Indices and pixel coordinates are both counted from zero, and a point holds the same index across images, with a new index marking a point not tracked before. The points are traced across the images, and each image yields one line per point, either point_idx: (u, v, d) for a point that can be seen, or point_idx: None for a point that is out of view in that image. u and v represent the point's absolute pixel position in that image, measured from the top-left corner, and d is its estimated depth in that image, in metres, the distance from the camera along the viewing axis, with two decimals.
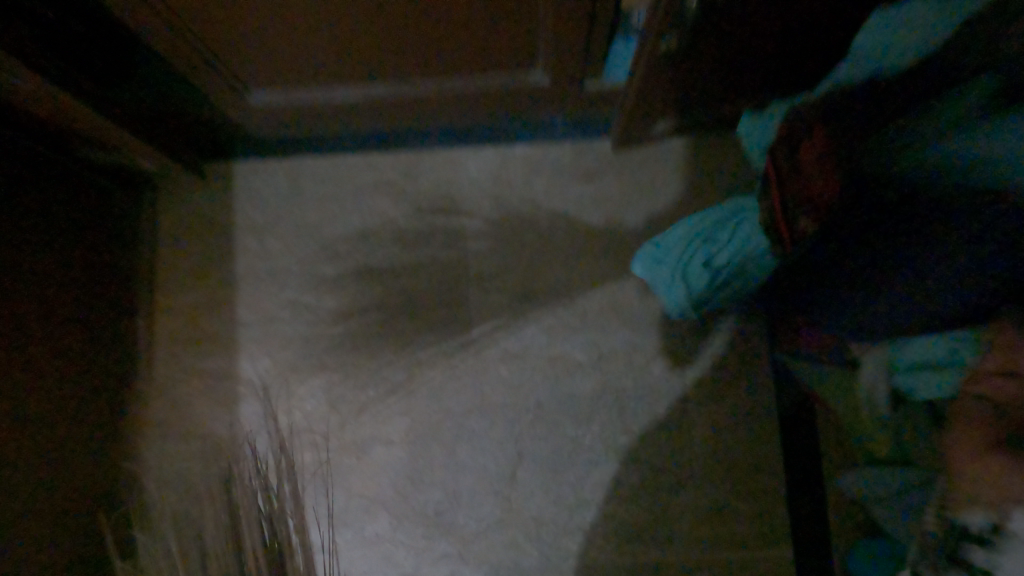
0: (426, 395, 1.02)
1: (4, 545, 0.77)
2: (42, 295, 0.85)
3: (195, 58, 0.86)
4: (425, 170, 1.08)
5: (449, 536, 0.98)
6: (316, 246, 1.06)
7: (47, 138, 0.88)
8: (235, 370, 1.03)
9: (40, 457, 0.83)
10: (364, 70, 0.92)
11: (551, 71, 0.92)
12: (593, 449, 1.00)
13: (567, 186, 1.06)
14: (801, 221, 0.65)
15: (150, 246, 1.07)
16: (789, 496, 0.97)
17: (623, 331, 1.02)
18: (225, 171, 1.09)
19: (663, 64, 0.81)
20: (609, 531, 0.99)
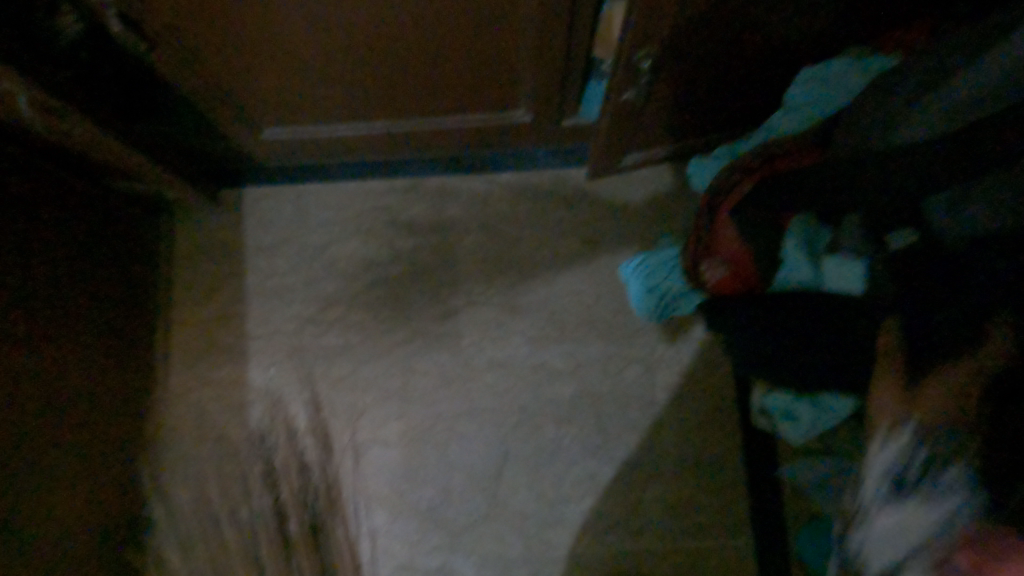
0: (420, 400, 1.11)
1: (48, 539, 0.85)
2: (83, 316, 0.94)
3: (217, 100, 0.94)
4: (419, 195, 1.18)
5: (441, 529, 1.07)
6: (319, 264, 1.16)
7: (84, 172, 0.96)
8: (244, 377, 1.12)
9: (79, 459, 0.92)
10: (368, 107, 1.00)
11: (534, 106, 1.00)
12: (572, 449, 1.08)
13: (548, 210, 1.16)
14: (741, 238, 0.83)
15: (168, 267, 1.16)
16: (752, 492, 1.05)
17: (598, 341, 1.11)
18: (234, 197, 1.19)
19: (627, 106, 0.89)
20: (590, 527, 1.05)
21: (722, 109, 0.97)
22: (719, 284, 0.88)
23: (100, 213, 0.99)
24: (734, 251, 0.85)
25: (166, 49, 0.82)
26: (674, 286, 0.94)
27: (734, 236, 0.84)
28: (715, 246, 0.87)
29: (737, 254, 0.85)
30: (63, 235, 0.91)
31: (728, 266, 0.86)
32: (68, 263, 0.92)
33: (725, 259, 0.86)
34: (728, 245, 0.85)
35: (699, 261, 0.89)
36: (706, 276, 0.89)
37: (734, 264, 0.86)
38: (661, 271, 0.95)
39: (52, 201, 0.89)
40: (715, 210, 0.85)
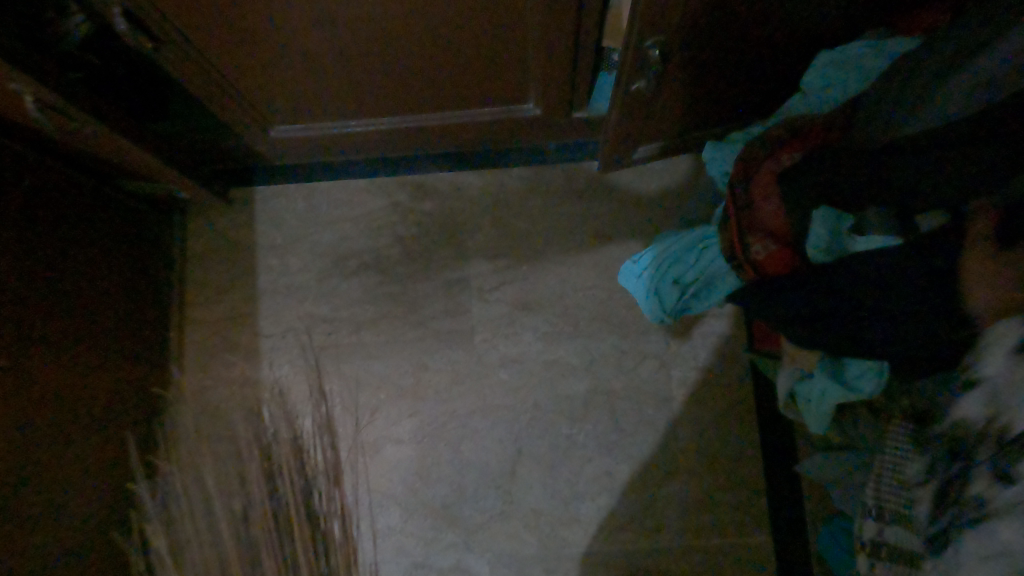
0: (433, 398, 1.10)
1: (63, 539, 0.86)
2: (96, 316, 0.95)
3: (225, 100, 0.94)
4: (430, 192, 1.17)
5: (455, 527, 1.06)
6: (331, 262, 1.16)
7: (95, 173, 0.96)
8: (258, 376, 1.12)
9: (93, 459, 0.93)
10: (376, 103, 1.00)
11: (543, 99, 0.99)
12: (587, 446, 1.07)
13: (561, 205, 1.15)
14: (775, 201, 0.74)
15: (182, 267, 1.17)
16: (771, 488, 1.03)
17: (612, 336, 1.10)
18: (245, 196, 1.19)
19: (638, 97, 0.87)
20: (606, 525, 1.04)
21: (735, 97, 0.94)
22: (767, 261, 0.75)
23: (110, 215, 1.00)
24: (773, 222, 0.74)
25: (171, 49, 0.82)
26: (701, 273, 0.89)
27: (778, 204, 0.74)
28: (757, 217, 0.76)
29: (775, 220, 0.74)
30: (75, 236, 0.92)
31: (772, 238, 0.74)
32: (80, 264, 0.92)
33: (767, 229, 0.75)
34: (766, 215, 0.75)
35: (743, 235, 0.77)
36: (752, 253, 0.76)
37: (777, 234, 0.74)
38: (685, 259, 0.90)
39: (63, 203, 0.90)
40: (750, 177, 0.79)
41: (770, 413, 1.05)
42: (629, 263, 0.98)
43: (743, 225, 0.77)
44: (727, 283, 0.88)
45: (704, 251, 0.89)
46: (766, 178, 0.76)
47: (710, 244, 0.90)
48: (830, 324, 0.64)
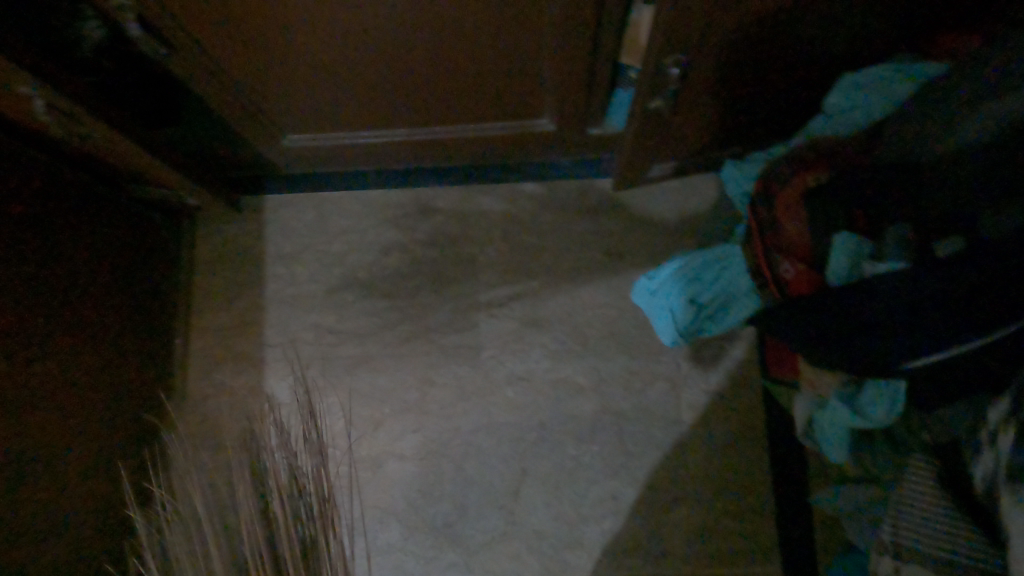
0: (437, 413, 1.09)
1: (55, 547, 0.85)
2: (98, 321, 0.94)
3: (239, 107, 0.93)
4: (442, 205, 1.16)
5: (456, 546, 1.04)
6: (339, 272, 1.15)
7: (104, 176, 0.96)
8: (262, 385, 1.11)
9: (89, 467, 0.91)
10: (389, 114, 0.99)
11: (558, 114, 0.97)
12: (592, 468, 1.05)
13: (573, 221, 1.14)
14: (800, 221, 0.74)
15: (189, 273, 1.16)
16: (782, 518, 1.00)
17: (622, 356, 1.08)
18: (256, 204, 1.18)
19: (654, 115, 0.86)
20: (610, 550, 1.02)
21: (753, 118, 0.93)
22: (793, 281, 0.74)
23: (118, 219, 0.99)
24: (796, 244, 0.74)
25: (186, 55, 0.81)
26: (721, 293, 0.89)
27: (801, 223, 0.74)
28: (781, 238, 0.76)
29: (799, 240, 0.74)
30: (82, 239, 0.91)
31: (796, 258, 0.74)
32: (86, 268, 0.91)
33: (790, 249, 0.75)
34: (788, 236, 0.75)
35: (770, 256, 0.77)
36: (780, 272, 0.75)
37: (800, 256, 0.74)
38: (705, 278, 0.89)
39: (71, 207, 0.89)
40: (772, 198, 0.79)
41: (782, 441, 1.03)
42: (643, 281, 0.92)
43: (768, 245, 0.78)
44: (747, 302, 0.88)
45: (724, 270, 0.89)
46: (789, 198, 0.76)
47: (729, 264, 0.89)
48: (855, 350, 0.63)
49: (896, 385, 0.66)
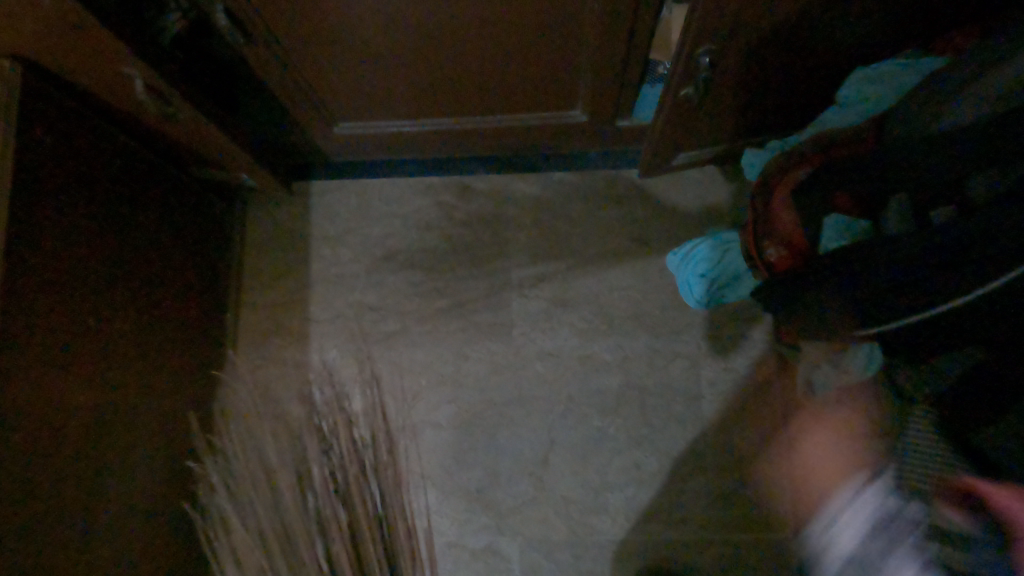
0: (471, 386, 1.16)
1: (126, 492, 0.93)
2: (163, 289, 1.02)
3: (299, 95, 1.01)
4: (476, 192, 1.24)
5: (488, 509, 1.11)
6: (379, 254, 1.22)
7: (173, 157, 1.04)
8: (307, 358, 1.19)
9: (153, 423, 0.99)
10: (433, 104, 1.06)
11: (590, 106, 1.05)
12: (616, 438, 1.12)
13: (599, 209, 1.21)
14: (786, 206, 0.75)
15: (241, 252, 1.24)
16: (793, 486, 1.07)
17: (646, 335, 1.15)
18: (304, 189, 1.26)
19: (682, 104, 0.93)
20: (631, 514, 1.09)
21: (769, 113, 1.00)
22: (779, 263, 0.75)
23: (183, 198, 1.08)
24: (787, 229, 0.75)
25: (258, 47, 0.90)
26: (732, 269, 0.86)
27: (791, 215, 0.74)
28: (772, 226, 0.76)
29: (791, 228, 0.74)
30: (153, 215, 1.00)
31: (783, 242, 0.75)
32: (157, 242, 1.00)
33: (783, 238, 0.75)
34: (779, 222, 0.75)
35: (759, 241, 0.77)
36: (767, 256, 0.76)
37: (792, 246, 0.74)
38: (710, 257, 0.88)
39: (144, 184, 0.98)
40: (771, 189, 0.79)
41: (796, 417, 1.09)
42: (670, 257, 0.94)
43: (758, 233, 0.77)
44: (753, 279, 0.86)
45: (728, 250, 0.87)
46: (782, 187, 0.77)
47: (732, 243, 0.87)
48: (833, 320, 0.67)
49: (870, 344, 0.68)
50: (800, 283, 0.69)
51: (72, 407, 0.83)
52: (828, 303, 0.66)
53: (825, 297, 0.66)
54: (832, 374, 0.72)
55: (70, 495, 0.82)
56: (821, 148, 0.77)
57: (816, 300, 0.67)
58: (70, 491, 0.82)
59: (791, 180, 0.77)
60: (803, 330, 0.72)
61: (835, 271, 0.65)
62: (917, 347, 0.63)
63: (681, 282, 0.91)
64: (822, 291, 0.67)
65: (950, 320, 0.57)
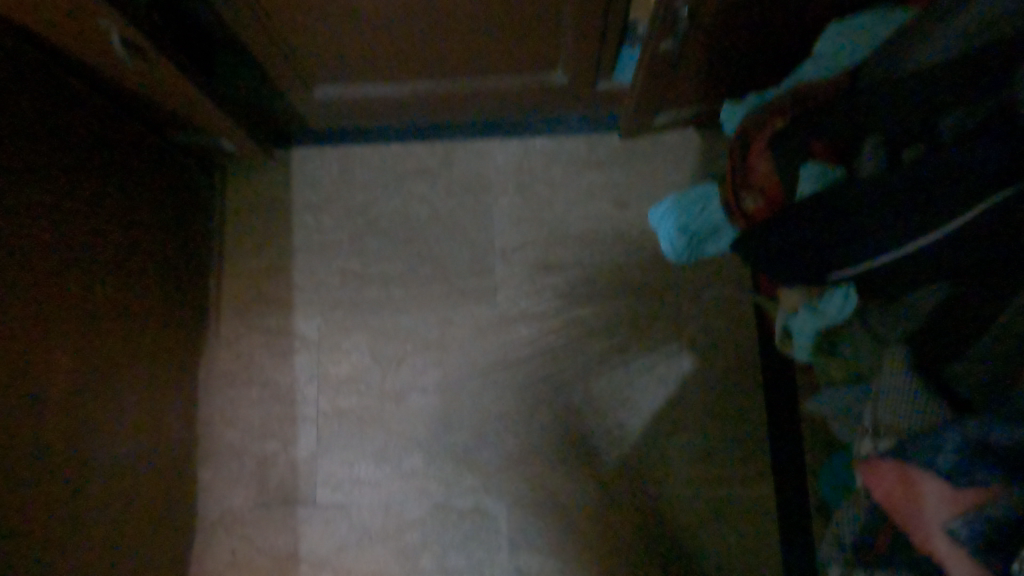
0: (456, 350, 1.17)
1: (113, 458, 0.93)
2: (143, 253, 1.01)
3: (278, 58, 1.00)
4: (459, 159, 1.24)
5: (475, 471, 1.13)
6: (362, 221, 1.22)
7: (148, 118, 1.03)
8: (292, 325, 1.19)
9: (138, 386, 0.99)
10: (414, 68, 1.06)
11: (571, 69, 1.05)
12: (600, 399, 1.13)
13: (581, 174, 1.22)
14: (758, 161, 0.76)
15: (221, 221, 1.24)
16: (774, 440, 1.10)
17: (628, 298, 1.16)
18: (285, 158, 1.26)
19: (662, 63, 0.94)
20: (616, 472, 1.11)
21: (744, 78, 1.01)
22: (755, 213, 0.79)
23: (157, 162, 1.06)
24: (763, 182, 0.75)
25: (236, 8, 0.89)
26: (712, 221, 0.88)
27: (767, 166, 0.75)
28: (748, 179, 0.78)
29: (765, 180, 0.75)
30: (128, 179, 0.98)
31: (760, 192, 0.77)
32: (133, 206, 0.99)
33: (760, 189, 0.76)
34: (756, 176, 0.76)
35: (736, 191, 0.80)
36: (745, 206, 0.80)
37: (769, 197, 0.75)
38: (689, 212, 0.90)
39: (117, 147, 0.96)
40: (748, 143, 0.80)
41: (775, 373, 1.12)
42: (651, 212, 0.95)
43: (735, 184, 0.80)
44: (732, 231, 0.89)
45: (708, 202, 0.89)
46: (759, 140, 0.78)
47: (712, 195, 0.89)
48: (807, 264, 0.68)
49: (847, 284, 0.69)
50: (773, 237, 0.71)
51: (62, 372, 0.83)
52: (802, 247, 0.68)
53: (799, 241, 0.68)
54: (810, 319, 0.73)
55: (59, 456, 0.82)
56: (798, 98, 0.78)
57: (792, 246, 0.69)
58: (61, 453, 0.82)
59: (766, 134, 0.78)
60: (782, 278, 0.73)
61: (812, 216, 0.67)
62: (894, 282, 0.65)
63: (662, 237, 0.91)
64: (798, 237, 0.69)
65: (923, 257, 0.59)
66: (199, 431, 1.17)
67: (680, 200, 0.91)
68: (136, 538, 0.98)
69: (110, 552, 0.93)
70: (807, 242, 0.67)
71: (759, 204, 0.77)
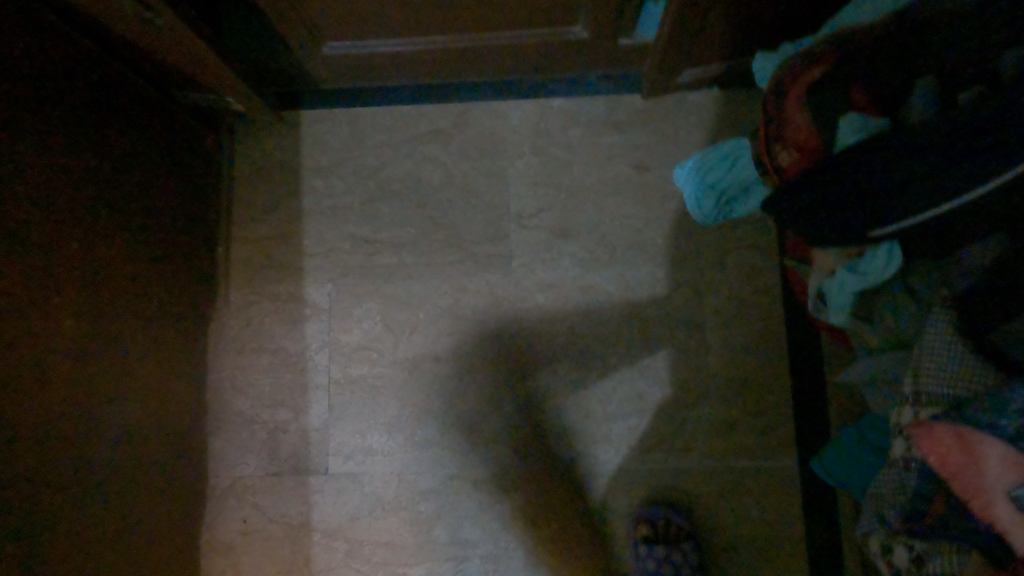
0: (471, 318, 1.13)
1: (124, 424, 0.91)
2: (149, 214, 0.98)
3: (284, 11, 0.96)
4: (473, 120, 1.19)
5: (490, 442, 1.10)
6: (374, 184, 1.19)
7: (152, 75, 1.00)
8: (303, 292, 1.17)
9: (147, 352, 0.97)
10: (426, 24, 1.01)
11: (590, 23, 1.00)
12: (619, 369, 1.10)
13: (600, 136, 1.17)
14: (793, 111, 0.70)
15: (230, 185, 1.20)
16: (798, 412, 1.06)
17: (648, 265, 1.12)
18: (293, 119, 1.21)
19: (689, 14, 0.88)
20: (635, 444, 1.08)
21: (776, 31, 0.96)
22: (790, 167, 0.73)
23: (159, 120, 1.02)
24: (797, 133, 0.70)
25: None
26: (742, 178, 0.84)
27: (804, 116, 0.69)
28: (781, 129, 0.72)
29: (800, 131, 0.69)
30: (129, 136, 0.95)
31: (793, 145, 0.71)
32: (135, 165, 0.96)
33: (792, 139, 0.71)
34: (790, 126, 0.70)
35: (770, 144, 0.74)
36: (779, 160, 0.74)
37: (802, 149, 0.70)
38: (718, 168, 0.85)
39: (116, 101, 0.92)
40: (781, 89, 0.73)
41: (800, 342, 1.08)
42: (677, 170, 0.91)
43: (770, 136, 0.74)
44: (764, 188, 0.84)
45: (738, 158, 0.84)
46: (795, 87, 0.71)
47: (743, 150, 0.84)
48: (850, 219, 0.64)
49: (889, 243, 0.65)
50: (813, 190, 0.67)
51: (71, 333, 0.81)
52: (838, 201, 0.64)
53: (836, 194, 0.64)
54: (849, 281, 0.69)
55: (70, 420, 0.80)
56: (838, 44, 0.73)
57: (828, 200, 0.65)
58: (70, 417, 0.80)
59: (803, 79, 0.71)
60: (817, 236, 0.69)
61: (849, 166, 0.63)
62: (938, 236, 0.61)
63: (689, 197, 0.88)
64: (833, 190, 0.64)
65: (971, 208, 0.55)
66: (209, 400, 1.15)
67: (708, 157, 0.87)
68: (146, 509, 0.97)
69: (123, 520, 0.92)
70: (844, 196, 0.63)
71: (794, 157, 0.71)
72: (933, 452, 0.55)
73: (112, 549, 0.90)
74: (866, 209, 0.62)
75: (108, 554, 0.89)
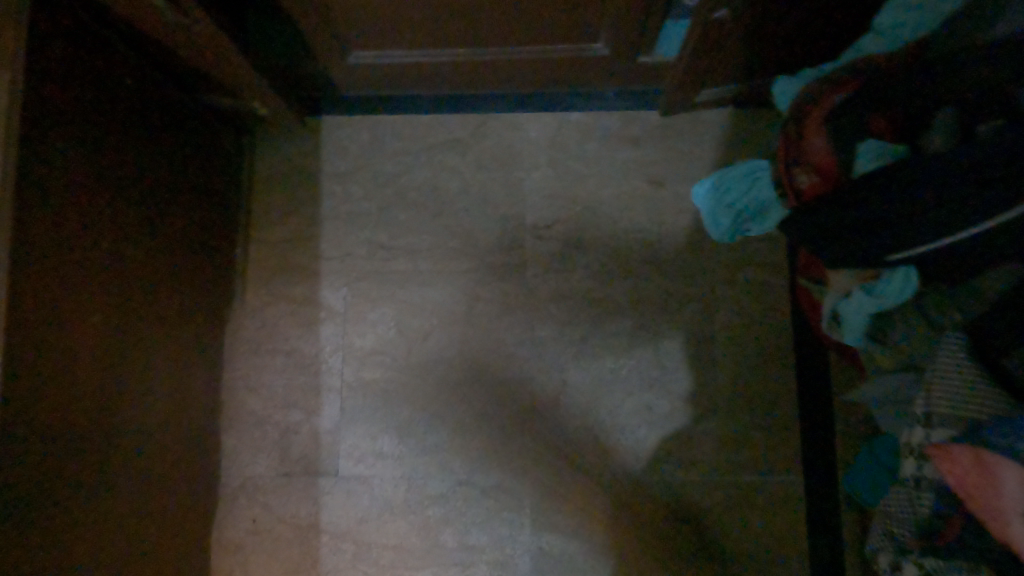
0: (483, 325, 1.15)
1: (140, 420, 0.93)
2: (172, 212, 1.00)
3: (312, 20, 0.98)
4: (491, 131, 1.21)
5: (499, 448, 1.11)
6: (391, 191, 1.20)
7: (180, 77, 1.02)
8: (318, 295, 1.18)
9: (165, 349, 0.99)
10: (449, 36, 1.04)
11: (611, 41, 1.02)
12: (628, 380, 1.11)
13: (616, 150, 1.19)
14: (813, 135, 0.72)
15: (249, 187, 1.22)
16: (804, 429, 1.08)
17: (660, 279, 1.14)
18: (314, 124, 1.23)
19: (710, 36, 0.91)
20: (641, 455, 1.09)
21: (794, 54, 0.98)
22: (809, 190, 0.73)
23: (185, 121, 1.04)
24: (817, 156, 0.71)
25: None
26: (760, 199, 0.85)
27: (825, 140, 0.71)
28: (801, 151, 0.73)
29: (819, 154, 0.71)
30: (153, 136, 0.96)
31: (814, 168, 0.72)
32: (161, 165, 0.98)
33: (812, 162, 0.72)
34: (810, 149, 0.72)
35: (790, 167, 0.75)
36: (797, 183, 0.74)
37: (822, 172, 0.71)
38: (736, 188, 0.87)
39: (143, 101, 0.94)
40: (802, 115, 0.75)
41: (808, 360, 1.09)
42: (695, 188, 0.93)
43: (789, 159, 0.75)
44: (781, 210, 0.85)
45: (756, 179, 0.86)
46: (816, 114, 0.73)
47: (761, 172, 0.86)
48: (863, 244, 0.66)
49: (906, 267, 0.66)
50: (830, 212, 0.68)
51: (92, 327, 0.82)
52: (855, 224, 0.66)
53: (852, 217, 0.66)
54: (865, 302, 0.70)
55: (87, 412, 0.82)
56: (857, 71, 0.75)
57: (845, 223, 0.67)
58: (88, 409, 0.82)
59: (824, 106, 0.73)
60: (831, 258, 0.71)
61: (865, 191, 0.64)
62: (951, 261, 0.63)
63: (706, 215, 0.90)
64: (849, 214, 0.66)
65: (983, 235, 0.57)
66: (223, 399, 1.16)
67: (727, 177, 0.88)
68: (158, 504, 0.98)
69: (135, 514, 0.93)
70: (861, 220, 0.65)
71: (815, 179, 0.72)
72: (952, 473, 0.56)
73: (125, 542, 0.91)
74: (881, 233, 0.64)
75: (120, 546, 0.90)
